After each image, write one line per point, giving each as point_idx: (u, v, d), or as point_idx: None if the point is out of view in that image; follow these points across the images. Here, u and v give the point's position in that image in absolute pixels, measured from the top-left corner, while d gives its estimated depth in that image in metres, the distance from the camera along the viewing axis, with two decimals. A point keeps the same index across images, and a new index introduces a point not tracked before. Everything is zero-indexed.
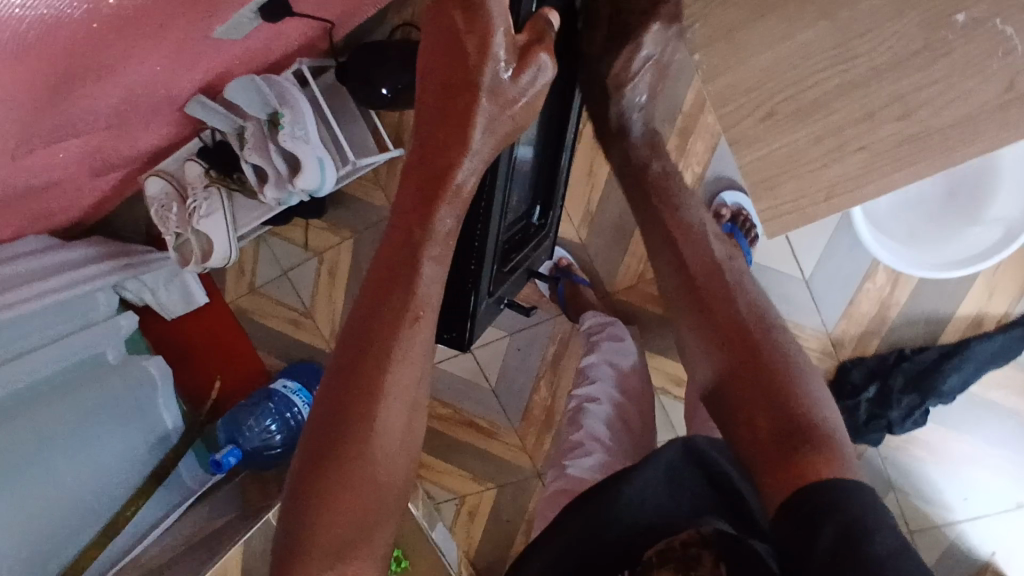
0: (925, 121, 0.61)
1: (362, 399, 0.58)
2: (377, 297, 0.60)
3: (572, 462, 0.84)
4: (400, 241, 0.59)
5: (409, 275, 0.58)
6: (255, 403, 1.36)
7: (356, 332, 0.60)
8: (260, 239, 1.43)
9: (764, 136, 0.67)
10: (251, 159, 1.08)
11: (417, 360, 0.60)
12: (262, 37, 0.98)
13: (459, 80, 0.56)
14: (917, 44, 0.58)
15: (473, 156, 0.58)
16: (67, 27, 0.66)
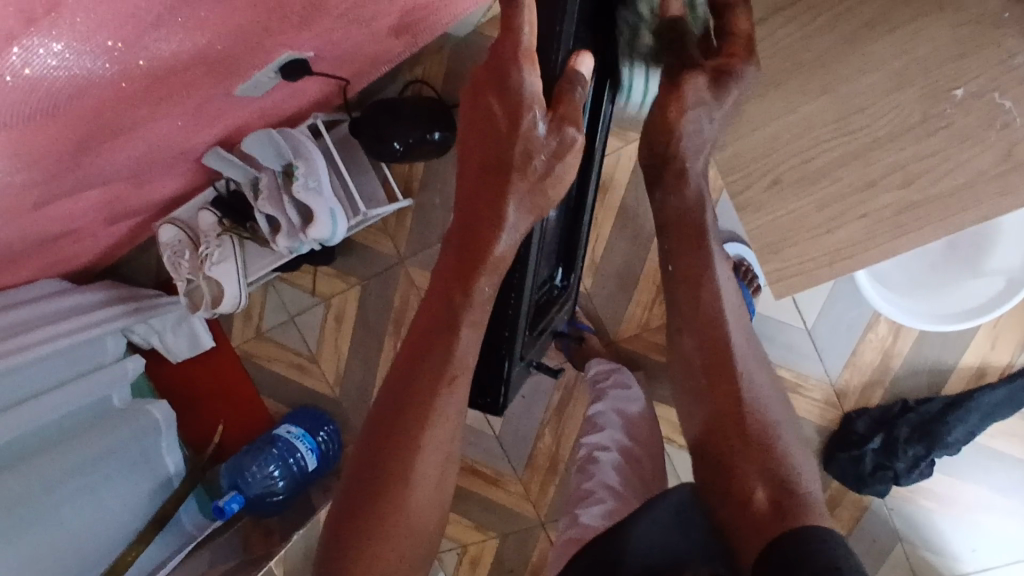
0: (926, 189, 0.64)
1: (412, 441, 0.53)
2: (428, 331, 0.54)
3: (584, 512, 0.84)
4: (446, 297, 0.53)
5: (451, 334, 0.53)
6: (259, 449, 1.35)
7: (391, 391, 0.55)
8: (269, 285, 1.44)
9: (772, 202, 0.70)
10: (265, 209, 1.11)
11: (455, 420, 0.55)
12: (280, 93, 1.01)
13: (497, 160, 0.51)
14: (915, 116, 0.62)
15: (509, 231, 0.52)
16: (97, 88, 0.69)
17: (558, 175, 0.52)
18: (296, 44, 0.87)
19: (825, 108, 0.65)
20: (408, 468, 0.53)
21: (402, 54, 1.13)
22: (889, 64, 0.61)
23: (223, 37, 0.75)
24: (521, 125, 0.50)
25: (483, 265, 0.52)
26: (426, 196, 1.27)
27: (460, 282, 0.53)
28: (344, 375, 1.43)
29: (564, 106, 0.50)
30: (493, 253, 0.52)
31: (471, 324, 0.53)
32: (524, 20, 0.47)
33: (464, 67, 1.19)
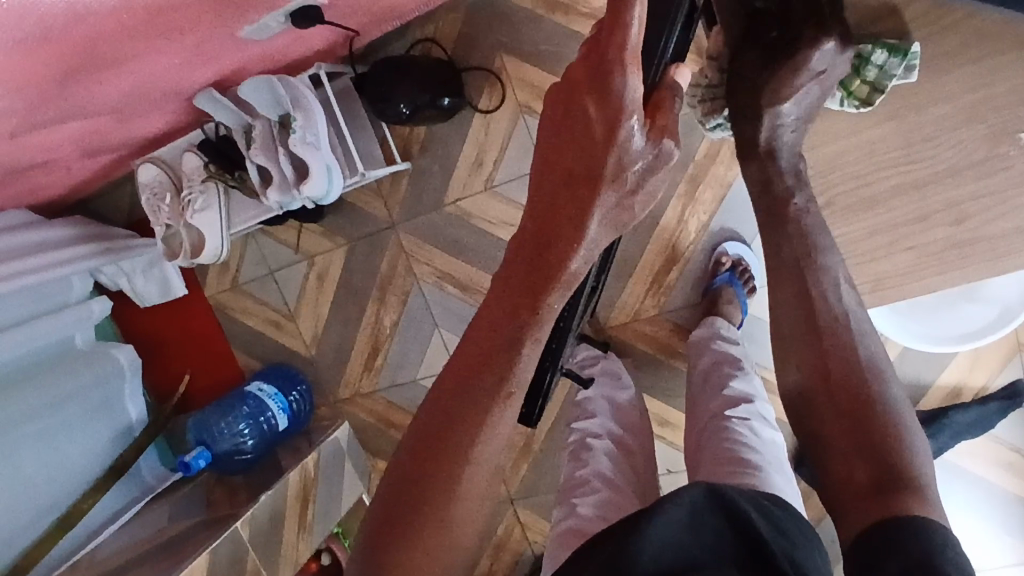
0: (975, 229, 0.65)
1: (466, 455, 0.50)
2: (491, 342, 0.51)
3: (578, 503, 0.80)
4: (511, 307, 0.51)
5: (513, 349, 0.50)
6: (229, 404, 1.32)
7: (442, 400, 0.52)
8: (249, 236, 1.38)
9: (840, 218, 0.70)
10: (256, 158, 1.05)
11: (508, 434, 0.52)
12: (284, 39, 0.95)
13: (585, 170, 0.49)
14: (980, 152, 0.60)
15: (588, 246, 0.49)
16: (94, 18, 0.63)
17: (648, 189, 0.51)
18: None
19: (893, 135, 0.63)
20: (461, 481, 0.50)
21: (415, 10, 1.07)
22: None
23: None
24: (618, 136, 0.48)
25: (556, 285, 0.50)
26: (425, 160, 1.22)
27: (530, 301, 0.50)
28: (321, 336, 1.39)
29: (662, 118, 0.50)
30: (566, 269, 0.50)
31: (534, 336, 0.50)
32: (635, 16, 0.44)
33: (479, 31, 1.14)
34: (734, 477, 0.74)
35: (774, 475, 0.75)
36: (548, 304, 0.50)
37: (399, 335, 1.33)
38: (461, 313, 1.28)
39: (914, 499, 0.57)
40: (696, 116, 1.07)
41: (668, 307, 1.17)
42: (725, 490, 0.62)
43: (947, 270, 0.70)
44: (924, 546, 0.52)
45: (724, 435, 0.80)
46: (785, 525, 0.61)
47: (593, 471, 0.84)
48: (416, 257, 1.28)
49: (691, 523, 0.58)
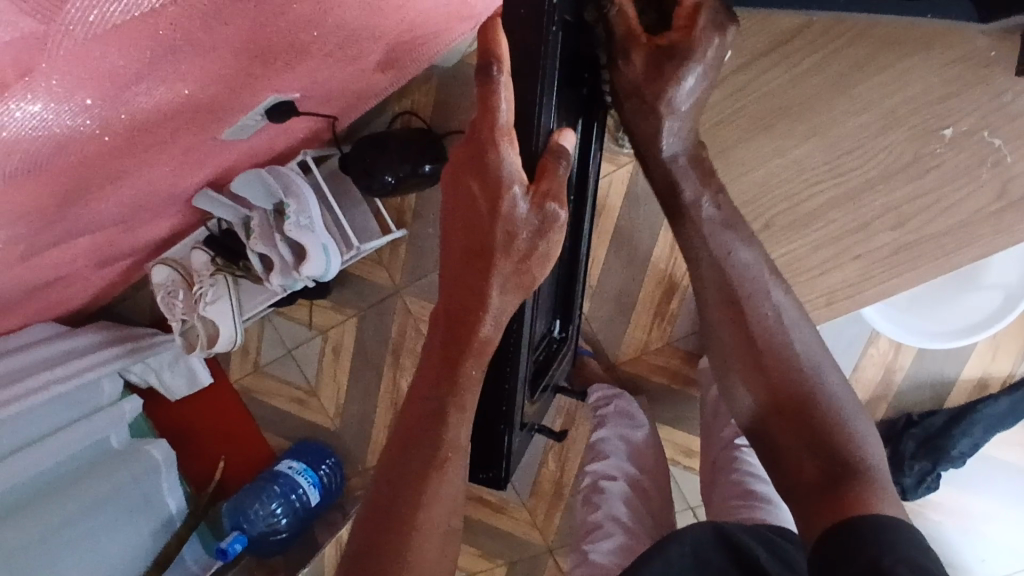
0: (920, 229, 0.67)
1: (409, 524, 0.53)
2: (422, 411, 0.54)
3: (593, 548, 0.81)
4: (436, 375, 0.54)
5: (441, 417, 0.53)
6: (261, 485, 1.34)
7: (386, 473, 0.55)
8: (264, 320, 1.43)
9: (781, 238, 0.71)
10: (257, 247, 1.10)
11: (452, 498, 0.55)
12: (268, 134, 1.01)
13: (479, 243, 0.51)
14: (907, 156, 0.65)
15: (494, 313, 0.52)
16: (79, 143, 0.69)
17: (543, 252, 0.52)
18: (281, 88, 0.87)
19: (816, 152, 0.67)
20: (414, 549, 0.52)
21: (389, 89, 1.13)
22: (877, 106, 0.63)
23: (205, 88, 0.75)
24: (502, 206, 0.50)
25: (470, 351, 0.53)
26: (419, 226, 1.26)
27: (448, 368, 0.53)
28: (343, 408, 1.42)
29: (546, 182, 0.51)
30: (477, 336, 0.52)
31: (459, 401, 0.53)
32: (501, 100, 0.47)
33: (454, 98, 1.19)
34: (744, 513, 0.73)
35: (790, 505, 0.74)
36: (467, 368, 0.53)
37: None
38: None
39: (863, 490, 0.56)
40: None
41: (674, 336, 1.17)
42: (728, 523, 0.63)
43: (898, 273, 0.70)
44: (875, 549, 0.50)
45: (734, 467, 0.80)
46: (794, 559, 0.60)
47: (605, 514, 0.84)
48: (424, 319, 1.31)
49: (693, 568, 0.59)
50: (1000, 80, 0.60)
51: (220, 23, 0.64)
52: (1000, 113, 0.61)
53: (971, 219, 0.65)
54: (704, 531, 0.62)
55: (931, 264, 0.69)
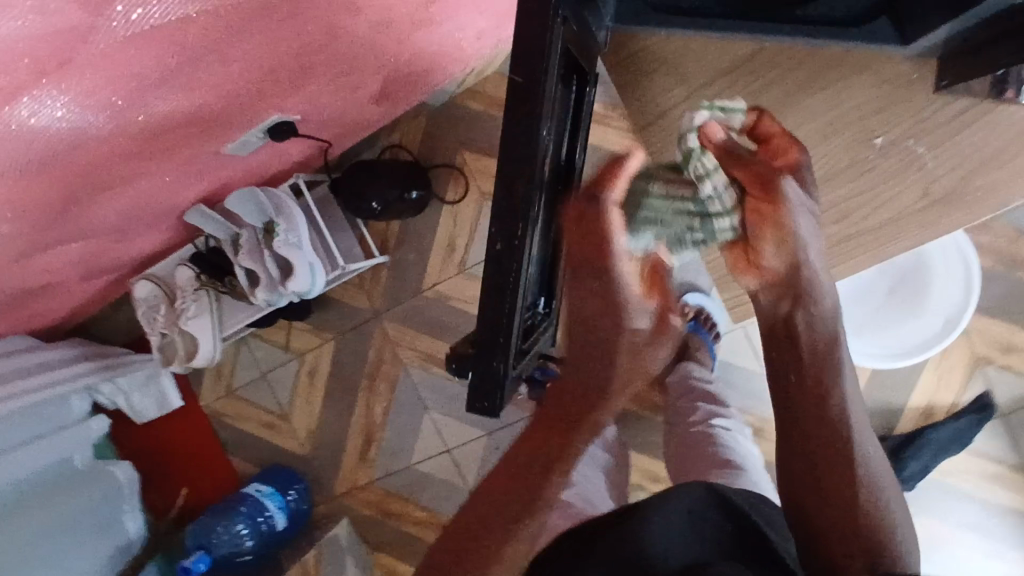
0: (857, 224, 0.77)
1: (536, 508, 0.57)
2: (559, 417, 0.58)
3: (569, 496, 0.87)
4: (577, 379, 0.58)
5: (584, 417, 0.58)
6: (228, 507, 1.33)
7: (512, 463, 0.59)
8: (240, 342, 1.45)
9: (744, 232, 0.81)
10: (244, 262, 1.14)
11: (555, 507, 0.59)
12: (265, 155, 1.07)
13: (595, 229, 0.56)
14: (844, 160, 0.73)
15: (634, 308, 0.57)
16: (95, 141, 0.74)
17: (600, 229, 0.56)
18: (284, 108, 0.94)
19: None
20: (512, 544, 0.57)
21: (381, 120, 1.20)
22: (818, 119, 0.72)
23: (217, 100, 0.81)
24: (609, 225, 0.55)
25: (622, 347, 0.57)
26: (401, 252, 1.31)
27: (601, 364, 0.58)
28: (315, 432, 1.43)
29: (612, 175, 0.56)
30: (630, 330, 0.57)
31: (624, 391, 0.58)
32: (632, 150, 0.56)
33: (441, 133, 1.27)
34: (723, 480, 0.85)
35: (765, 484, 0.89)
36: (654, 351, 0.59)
37: (391, 422, 1.38)
38: (449, 393, 1.34)
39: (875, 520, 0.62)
40: None
41: None
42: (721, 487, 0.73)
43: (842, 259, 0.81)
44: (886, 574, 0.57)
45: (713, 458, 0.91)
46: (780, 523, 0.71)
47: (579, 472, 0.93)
48: (402, 343, 1.35)
49: (692, 522, 0.67)
50: (922, 100, 0.67)
51: (243, 37, 0.71)
52: (923, 124, 0.68)
53: (900, 216, 0.74)
54: (703, 493, 0.71)
55: (869, 249, 0.79)
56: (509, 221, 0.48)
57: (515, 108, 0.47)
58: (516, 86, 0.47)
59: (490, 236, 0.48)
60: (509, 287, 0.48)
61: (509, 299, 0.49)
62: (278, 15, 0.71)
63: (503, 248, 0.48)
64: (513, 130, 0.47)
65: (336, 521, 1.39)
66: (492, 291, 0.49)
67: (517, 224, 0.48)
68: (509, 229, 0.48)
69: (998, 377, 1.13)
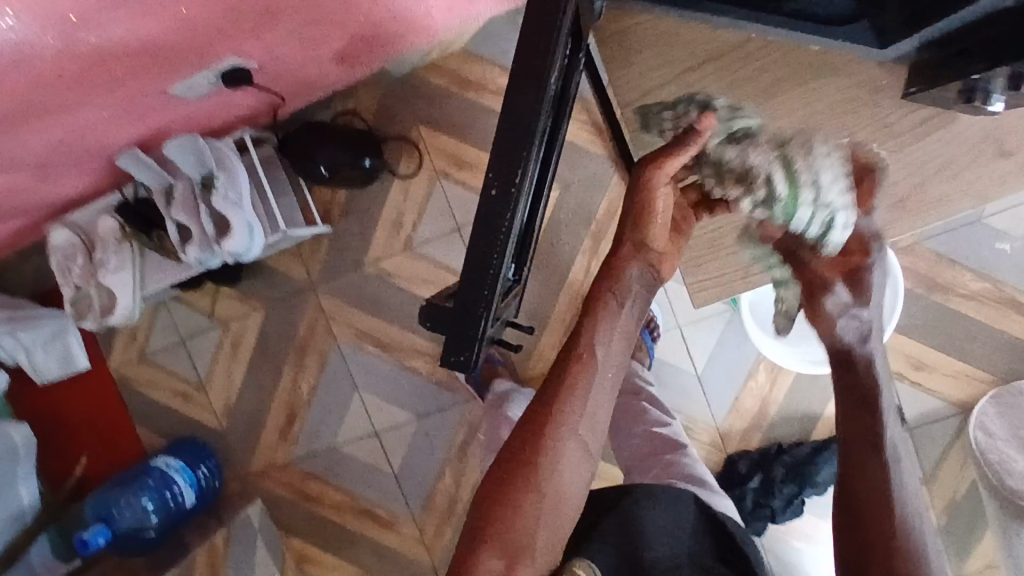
0: None
1: (557, 427, 0.60)
2: (568, 341, 0.62)
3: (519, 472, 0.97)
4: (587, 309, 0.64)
5: (584, 342, 0.62)
6: (131, 479, 1.24)
7: (546, 376, 0.62)
8: (159, 305, 1.36)
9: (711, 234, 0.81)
10: (176, 217, 1.08)
11: (590, 404, 0.61)
12: (213, 102, 1.01)
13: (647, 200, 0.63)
14: None
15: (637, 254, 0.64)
16: (36, 58, 0.67)
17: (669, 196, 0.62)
18: (241, 52, 0.88)
19: None
20: (552, 444, 0.59)
21: (336, 83, 1.16)
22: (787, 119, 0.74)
23: (175, 32, 0.75)
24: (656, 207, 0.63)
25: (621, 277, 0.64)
26: (345, 224, 1.27)
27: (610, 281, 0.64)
28: (233, 405, 1.36)
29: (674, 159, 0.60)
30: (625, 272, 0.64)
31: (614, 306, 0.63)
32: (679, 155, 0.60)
33: (397, 104, 1.22)
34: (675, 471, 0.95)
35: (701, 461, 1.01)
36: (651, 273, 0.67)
37: (318, 400, 1.33)
38: (382, 374, 1.30)
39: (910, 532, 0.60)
40: (596, 180, 1.19)
41: None
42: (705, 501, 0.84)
43: None
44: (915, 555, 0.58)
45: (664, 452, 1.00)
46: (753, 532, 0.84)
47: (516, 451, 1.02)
48: (336, 318, 1.30)
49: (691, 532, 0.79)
50: (885, 101, 0.71)
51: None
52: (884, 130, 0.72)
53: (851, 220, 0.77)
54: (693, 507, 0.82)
55: None
56: (507, 172, 0.48)
57: (523, 60, 0.48)
58: (531, 40, 0.48)
59: (484, 186, 0.48)
60: (499, 238, 0.48)
61: (499, 248, 0.48)
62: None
63: (496, 199, 0.48)
64: (519, 84, 0.48)
65: (248, 502, 1.34)
66: (481, 240, 0.48)
67: (514, 177, 0.48)
68: (506, 181, 0.48)
69: (906, 391, 1.20)
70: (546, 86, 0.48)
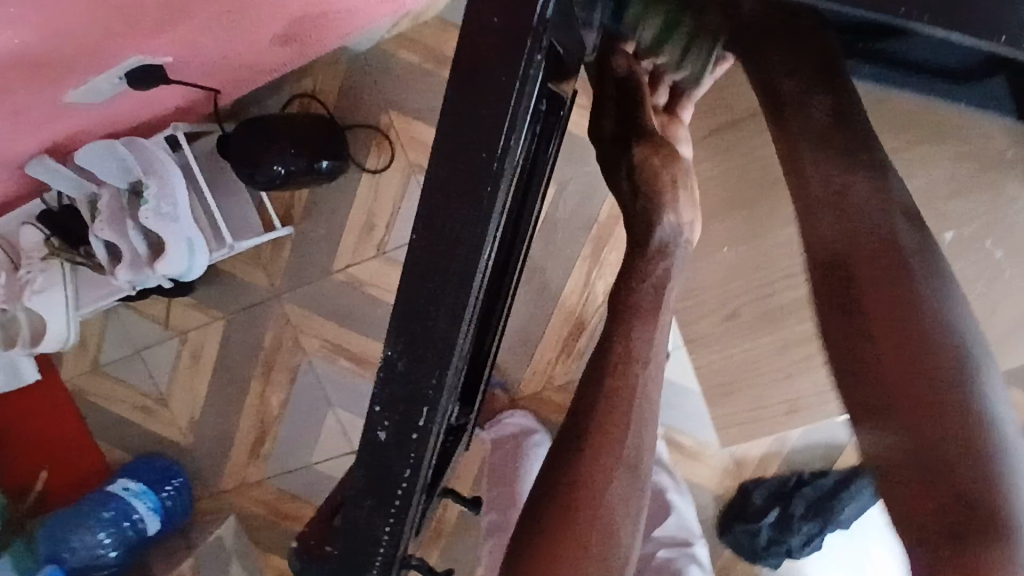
0: None
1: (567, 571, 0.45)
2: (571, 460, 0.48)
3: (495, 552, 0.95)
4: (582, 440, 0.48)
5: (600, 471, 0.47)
6: (86, 510, 1.14)
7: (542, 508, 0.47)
8: (109, 312, 1.21)
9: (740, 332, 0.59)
10: (100, 234, 0.91)
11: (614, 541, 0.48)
12: (131, 101, 0.83)
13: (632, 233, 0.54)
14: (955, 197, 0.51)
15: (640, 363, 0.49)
16: None
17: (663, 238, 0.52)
18: (148, 49, 0.69)
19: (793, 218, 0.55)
20: None
21: (286, 65, 0.97)
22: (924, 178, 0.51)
23: (49, 41, 0.56)
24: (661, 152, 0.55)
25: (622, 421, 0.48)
26: (309, 226, 1.11)
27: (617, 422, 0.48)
28: (197, 421, 1.23)
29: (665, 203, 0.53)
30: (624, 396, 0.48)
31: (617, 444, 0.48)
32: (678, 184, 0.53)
33: (361, 87, 1.04)
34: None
35: (699, 546, 0.90)
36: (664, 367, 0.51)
37: (288, 417, 1.19)
38: (357, 390, 1.16)
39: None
40: (597, 177, 1.01)
41: (578, 374, 1.08)
42: None
43: None
44: None
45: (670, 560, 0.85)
46: None
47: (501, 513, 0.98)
48: (304, 329, 1.15)
49: None
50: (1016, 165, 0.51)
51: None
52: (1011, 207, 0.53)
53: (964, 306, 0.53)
54: None
55: None
56: (406, 411, 0.27)
57: (436, 217, 0.25)
58: (451, 176, 0.25)
59: (367, 427, 0.27)
60: (388, 513, 0.29)
61: (391, 525, 0.29)
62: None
63: (388, 448, 0.28)
64: (426, 262, 0.25)
65: (219, 521, 1.20)
66: (360, 509, 0.29)
67: (417, 417, 0.27)
68: (403, 425, 0.27)
69: None
70: (476, 267, 0.25)
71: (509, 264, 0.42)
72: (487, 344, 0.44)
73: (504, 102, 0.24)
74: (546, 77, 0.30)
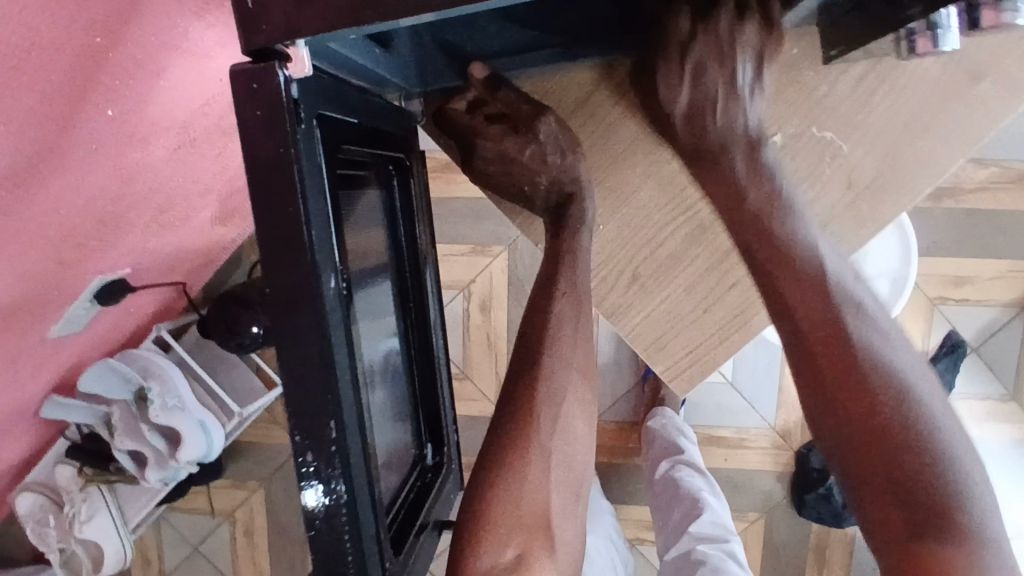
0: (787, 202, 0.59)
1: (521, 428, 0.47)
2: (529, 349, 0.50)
3: None
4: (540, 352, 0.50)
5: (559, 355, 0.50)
6: None
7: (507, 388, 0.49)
8: (159, 520, 1.25)
9: (656, 284, 0.62)
10: (123, 445, 0.98)
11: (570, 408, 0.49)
12: (111, 318, 0.91)
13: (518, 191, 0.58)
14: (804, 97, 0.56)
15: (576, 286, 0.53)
16: None
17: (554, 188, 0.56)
18: (105, 267, 0.78)
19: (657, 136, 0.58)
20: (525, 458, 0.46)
21: (235, 239, 1.06)
22: None
23: (18, 289, 0.64)
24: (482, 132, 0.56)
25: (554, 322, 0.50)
26: None
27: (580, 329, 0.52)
28: None
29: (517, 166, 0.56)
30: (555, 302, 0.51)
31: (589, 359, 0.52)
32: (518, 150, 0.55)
33: None
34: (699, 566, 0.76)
35: (737, 542, 0.80)
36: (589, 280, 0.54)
37: None
38: None
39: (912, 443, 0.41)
40: None
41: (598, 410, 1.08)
42: None
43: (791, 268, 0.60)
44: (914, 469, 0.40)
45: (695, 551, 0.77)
46: None
47: None
48: None
49: None
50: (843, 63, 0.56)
51: (20, 207, 0.55)
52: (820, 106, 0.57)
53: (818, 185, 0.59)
54: None
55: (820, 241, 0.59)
56: (316, 428, 0.29)
57: (271, 253, 0.28)
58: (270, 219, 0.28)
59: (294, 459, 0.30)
60: (343, 522, 0.30)
61: (348, 529, 0.30)
62: (51, 169, 0.56)
63: (319, 466, 0.30)
64: (277, 297, 0.28)
65: None
66: (321, 534, 0.30)
67: (328, 432, 0.29)
68: (321, 441, 0.30)
69: (957, 313, 1.02)
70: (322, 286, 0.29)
71: (413, 297, 0.47)
72: (428, 377, 0.48)
73: (288, 172, 0.27)
74: (352, 126, 0.36)
